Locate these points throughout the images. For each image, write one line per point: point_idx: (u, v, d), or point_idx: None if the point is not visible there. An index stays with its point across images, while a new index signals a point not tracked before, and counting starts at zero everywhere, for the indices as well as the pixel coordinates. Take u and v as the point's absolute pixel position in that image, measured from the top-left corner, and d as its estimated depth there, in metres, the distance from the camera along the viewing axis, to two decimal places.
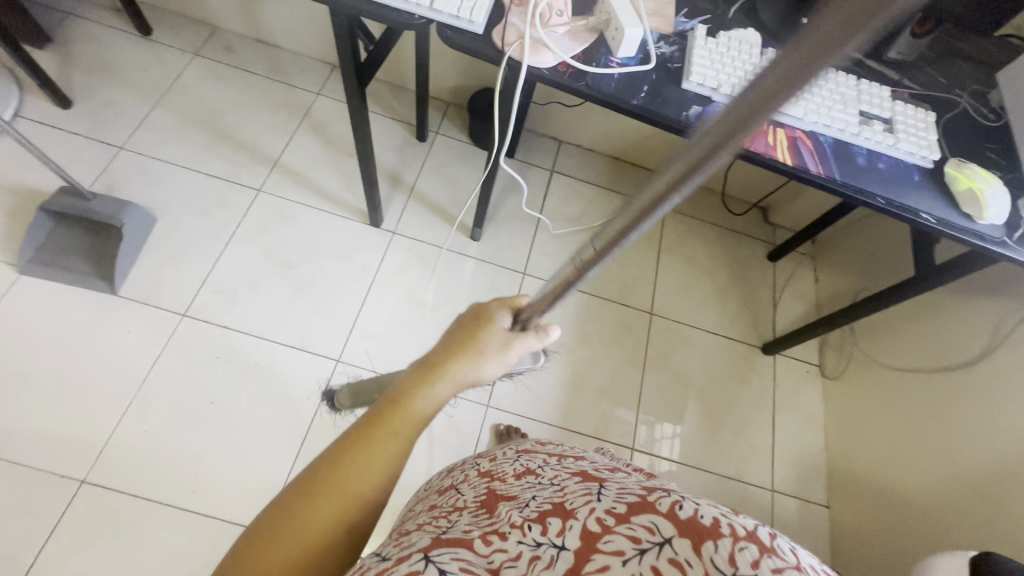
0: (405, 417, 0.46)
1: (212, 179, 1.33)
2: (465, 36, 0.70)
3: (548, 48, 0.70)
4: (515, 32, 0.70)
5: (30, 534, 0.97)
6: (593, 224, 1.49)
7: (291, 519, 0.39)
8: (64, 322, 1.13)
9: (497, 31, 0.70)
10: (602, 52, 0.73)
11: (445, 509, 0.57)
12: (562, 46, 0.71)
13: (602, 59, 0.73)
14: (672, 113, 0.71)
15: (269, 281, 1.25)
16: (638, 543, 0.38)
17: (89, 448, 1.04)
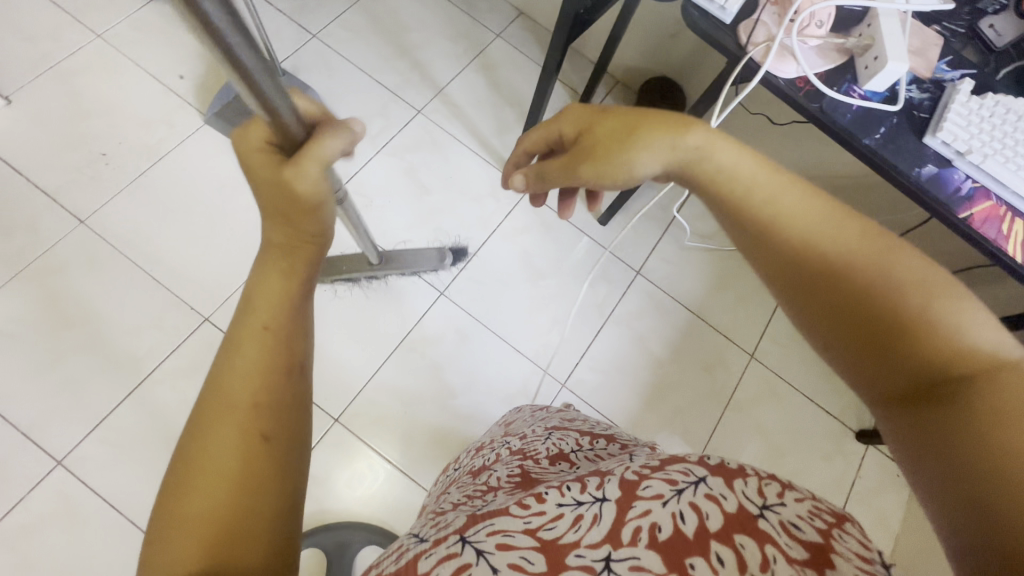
0: (262, 313, 0.41)
1: (382, 90, 1.38)
2: (711, 21, 0.66)
3: (795, 58, 0.65)
4: (765, 32, 0.65)
5: (157, 344, 1.09)
6: (724, 248, 1.41)
7: (201, 456, 0.36)
8: (227, 175, 1.24)
9: (744, 23, 0.66)
10: (846, 78, 0.67)
11: (484, 484, 0.67)
12: (809, 61, 0.66)
13: (844, 87, 0.66)
14: (902, 165, 0.65)
15: (402, 199, 1.30)
16: (674, 482, 0.42)
17: (219, 291, 1.15)
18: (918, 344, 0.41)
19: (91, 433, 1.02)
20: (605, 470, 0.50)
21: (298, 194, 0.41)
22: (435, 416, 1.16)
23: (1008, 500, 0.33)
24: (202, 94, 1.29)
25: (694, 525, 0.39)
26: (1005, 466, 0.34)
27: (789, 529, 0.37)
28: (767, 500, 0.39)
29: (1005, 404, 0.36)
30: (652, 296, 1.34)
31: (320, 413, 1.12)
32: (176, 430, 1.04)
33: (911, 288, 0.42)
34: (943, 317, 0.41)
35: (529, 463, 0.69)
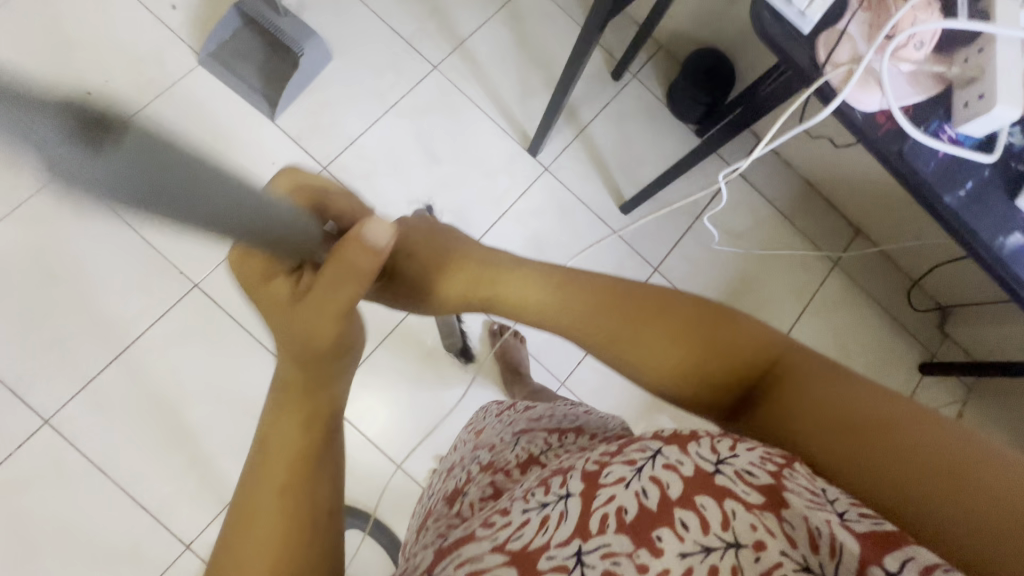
0: (295, 396, 0.41)
1: (395, 38, 1.23)
2: (782, 24, 0.53)
3: (881, 86, 0.53)
4: (849, 49, 0.53)
5: (146, 309, 1.06)
6: (751, 249, 1.31)
7: (234, 552, 0.37)
8: (221, 127, 1.14)
9: (826, 32, 0.53)
10: (937, 114, 0.55)
11: (457, 516, 0.57)
12: (896, 89, 0.54)
13: (933, 125, 0.54)
14: (986, 232, 0.53)
15: (409, 167, 1.19)
16: (632, 462, 0.39)
17: (209, 257, 1.09)
18: (727, 364, 0.46)
19: (81, 394, 1.01)
20: (567, 466, 0.45)
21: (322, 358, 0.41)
22: (426, 404, 1.14)
23: (842, 444, 0.38)
24: (196, 29, 1.16)
25: (655, 501, 0.36)
26: (825, 423, 0.40)
27: (746, 479, 0.36)
28: (721, 455, 0.37)
29: (821, 381, 0.42)
30: None
31: None
32: (164, 398, 1.04)
33: (690, 323, 0.48)
34: (742, 326, 0.46)
35: (500, 479, 0.59)
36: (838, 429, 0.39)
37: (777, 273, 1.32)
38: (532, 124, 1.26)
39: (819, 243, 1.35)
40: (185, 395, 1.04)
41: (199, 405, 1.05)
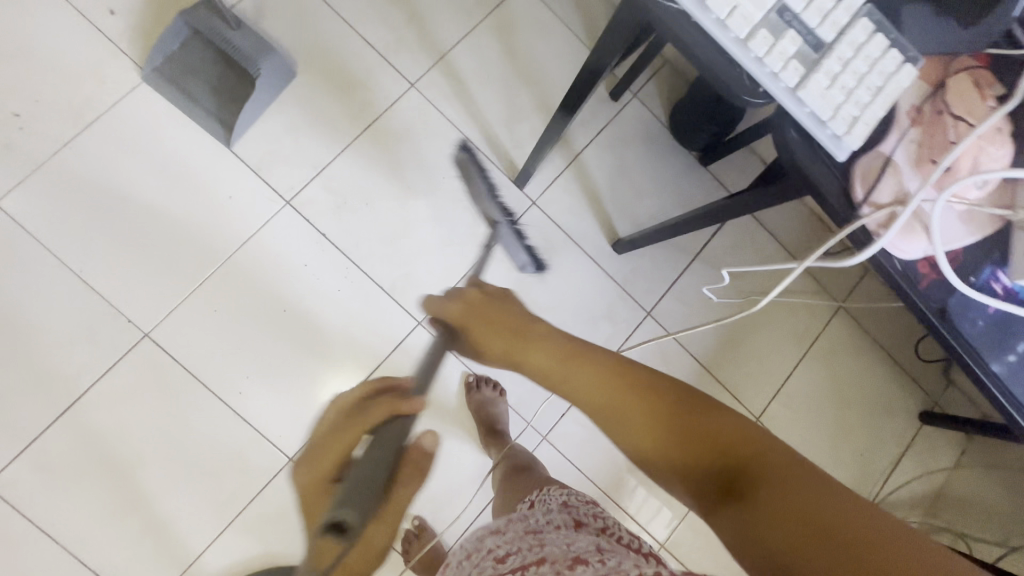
0: None
1: (368, 50, 1.10)
2: (821, 165, 0.59)
3: (930, 235, 0.58)
4: (891, 189, 0.59)
5: (91, 362, 0.97)
6: (751, 292, 1.22)
7: None
8: (172, 156, 1.02)
9: (861, 169, 0.59)
10: (989, 261, 0.61)
11: None
12: (949, 234, 0.60)
13: (983, 274, 0.61)
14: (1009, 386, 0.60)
15: (383, 200, 1.08)
16: None
17: (160, 304, 1.00)
18: (713, 449, 0.45)
19: (22, 455, 0.94)
20: None
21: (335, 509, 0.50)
22: None
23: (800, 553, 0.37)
24: (140, 40, 1.03)
25: None
26: (787, 525, 0.38)
27: None
28: None
29: (808, 488, 0.40)
30: (659, 342, 1.17)
31: (274, 449, 1.02)
32: (114, 459, 0.96)
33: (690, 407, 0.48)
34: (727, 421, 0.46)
35: None
36: (801, 521, 0.38)
37: (778, 316, 1.23)
38: (520, 151, 1.14)
39: (824, 283, 1.26)
40: (138, 455, 0.97)
41: (153, 465, 0.98)
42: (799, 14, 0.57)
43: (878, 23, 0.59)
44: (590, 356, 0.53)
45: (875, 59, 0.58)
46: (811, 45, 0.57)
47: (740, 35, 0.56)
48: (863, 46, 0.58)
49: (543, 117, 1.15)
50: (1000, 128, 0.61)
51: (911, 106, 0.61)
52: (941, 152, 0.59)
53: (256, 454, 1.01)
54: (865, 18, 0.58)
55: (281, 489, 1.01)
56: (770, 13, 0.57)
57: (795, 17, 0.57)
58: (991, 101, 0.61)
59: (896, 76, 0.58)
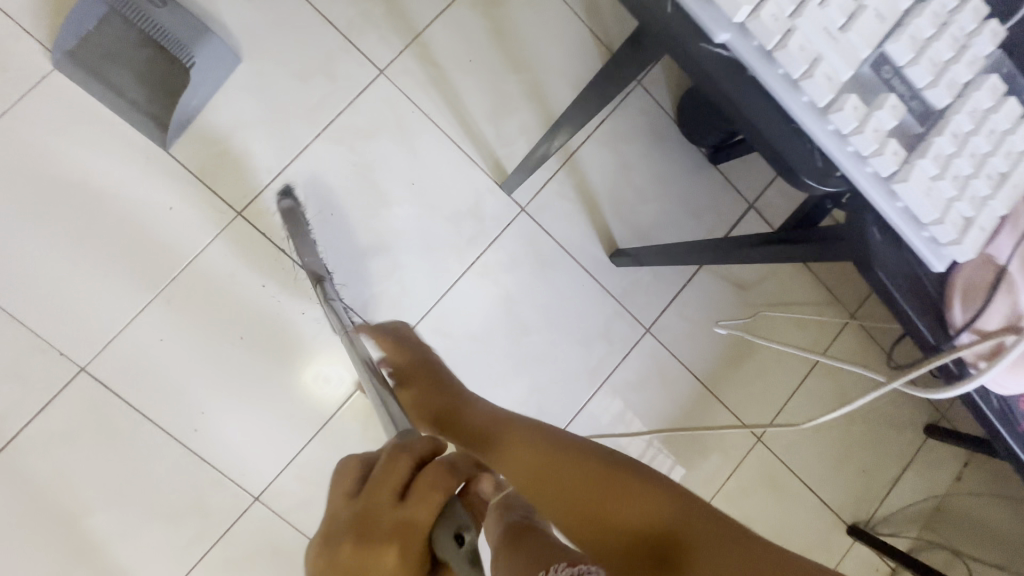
0: None
1: (328, 29, 0.93)
2: (908, 275, 0.48)
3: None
4: (1001, 312, 0.48)
5: (19, 402, 0.85)
6: (760, 304, 1.12)
7: None
8: (99, 160, 0.87)
9: (964, 285, 0.48)
10: None
11: None
12: None
13: None
14: None
15: (350, 209, 0.94)
16: None
17: (96, 334, 0.87)
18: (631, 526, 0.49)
19: None
20: None
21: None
22: None
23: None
24: (50, 19, 0.85)
25: None
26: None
27: None
28: None
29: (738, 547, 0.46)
30: (658, 361, 1.08)
31: (236, 490, 0.92)
32: (53, 507, 0.86)
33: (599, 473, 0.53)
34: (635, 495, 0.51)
35: None
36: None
37: (787, 330, 1.13)
38: (507, 150, 0.99)
39: (836, 294, 1.16)
40: (82, 502, 0.87)
41: (101, 512, 0.88)
42: (902, 68, 0.45)
43: (1006, 77, 0.49)
44: (525, 437, 0.58)
45: (1001, 130, 0.47)
46: (918, 113, 0.45)
47: (823, 99, 0.43)
48: (988, 113, 0.47)
49: (535, 110, 1.00)
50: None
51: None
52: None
53: (216, 497, 0.91)
54: (988, 75, 0.47)
55: (247, 530, 0.92)
56: (864, 69, 0.44)
57: (896, 73, 0.45)
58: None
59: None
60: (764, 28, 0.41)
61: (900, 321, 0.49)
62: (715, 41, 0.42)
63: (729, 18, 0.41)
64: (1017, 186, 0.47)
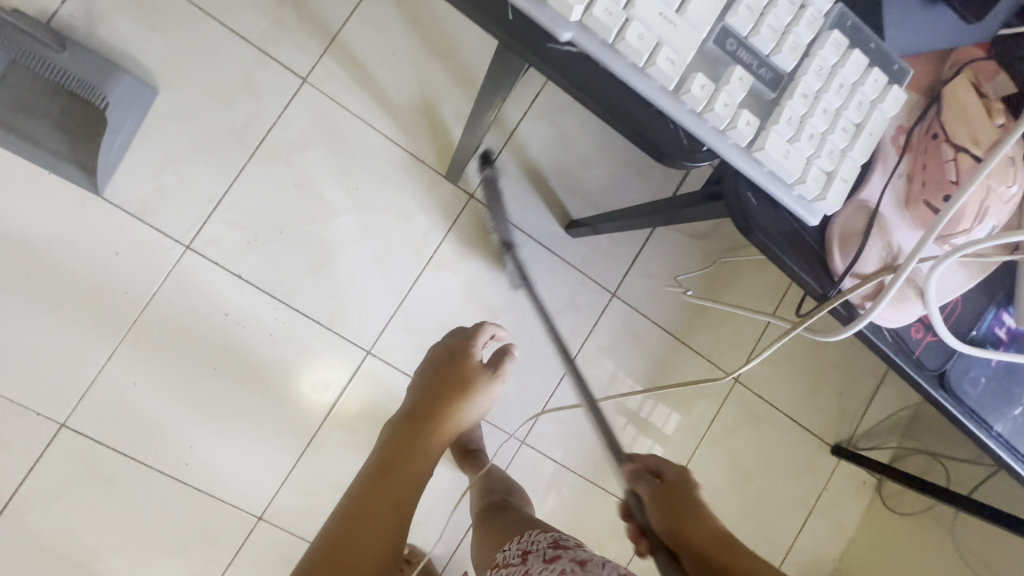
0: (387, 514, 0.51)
1: (242, 45, 0.90)
2: (785, 229, 0.49)
3: (923, 300, 0.48)
4: (877, 255, 0.49)
5: (7, 466, 0.86)
6: (718, 253, 1.14)
7: None
8: (33, 216, 0.86)
9: (839, 234, 0.49)
10: (995, 299, 0.53)
11: None
12: (947, 284, 0.50)
13: (989, 317, 0.53)
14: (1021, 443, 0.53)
15: (298, 223, 0.94)
16: None
17: (69, 388, 0.88)
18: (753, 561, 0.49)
19: None
20: None
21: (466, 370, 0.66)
22: None
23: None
24: None
25: None
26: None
27: None
28: None
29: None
30: (627, 323, 1.11)
31: (239, 512, 0.94)
32: (62, 558, 0.89)
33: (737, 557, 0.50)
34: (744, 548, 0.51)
35: None
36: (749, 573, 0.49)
37: (749, 274, 1.15)
38: (445, 140, 0.99)
39: None
40: (92, 549, 0.90)
41: (112, 555, 0.90)
42: (745, 39, 0.45)
43: (850, 30, 0.48)
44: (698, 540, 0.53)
45: (852, 85, 0.47)
46: (768, 80, 0.46)
47: (670, 85, 0.44)
48: (835, 69, 0.47)
49: (466, 95, 0.99)
50: (1013, 156, 0.49)
51: (899, 131, 0.51)
52: (937, 194, 0.48)
53: (220, 523, 0.94)
54: (833, 30, 0.47)
55: (257, 549, 0.95)
56: (707, 46, 0.45)
57: (739, 44, 0.45)
58: (1001, 119, 0.50)
59: (880, 103, 0.48)
60: (598, 22, 0.42)
61: (786, 276, 0.49)
62: (560, 40, 0.43)
63: (566, 17, 0.42)
64: (877, 137, 0.48)
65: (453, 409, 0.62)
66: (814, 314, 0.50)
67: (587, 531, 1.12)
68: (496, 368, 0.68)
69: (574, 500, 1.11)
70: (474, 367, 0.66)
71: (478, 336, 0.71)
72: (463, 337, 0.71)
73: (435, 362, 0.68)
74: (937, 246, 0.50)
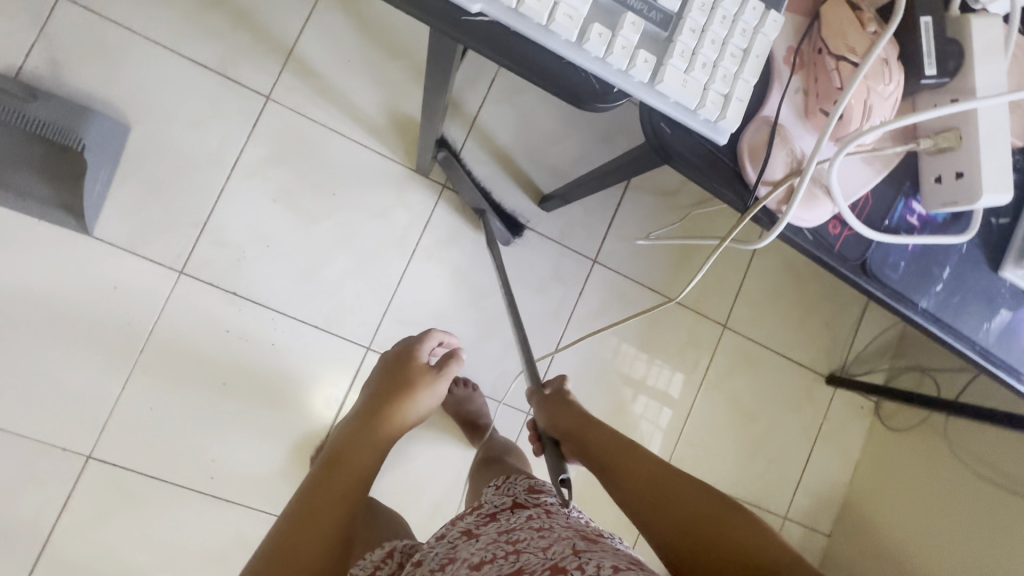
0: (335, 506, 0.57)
1: (203, 73, 0.94)
2: (702, 152, 0.54)
3: (830, 196, 0.53)
4: (783, 161, 0.54)
5: (46, 500, 0.92)
6: (689, 207, 1.18)
7: None
8: (30, 263, 0.90)
9: (747, 146, 0.54)
10: (904, 189, 0.58)
11: None
12: (846, 182, 0.55)
13: (900, 206, 0.58)
14: (957, 317, 0.58)
15: (282, 236, 0.98)
16: None
17: (90, 420, 0.92)
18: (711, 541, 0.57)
19: None
20: None
21: (415, 371, 0.73)
22: (397, 486, 1.05)
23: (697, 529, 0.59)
24: None
25: None
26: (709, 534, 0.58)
27: None
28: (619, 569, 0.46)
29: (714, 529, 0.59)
30: (612, 286, 1.15)
31: (269, 516, 0.99)
32: None
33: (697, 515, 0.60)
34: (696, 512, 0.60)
35: None
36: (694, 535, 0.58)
37: (721, 223, 1.19)
38: (410, 136, 1.03)
39: None
40: (135, 569, 0.94)
41: (155, 572, 0.95)
42: None
43: None
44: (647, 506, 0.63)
45: (733, 16, 0.51)
46: (659, 21, 0.50)
47: (572, 37, 0.48)
48: (717, 3, 0.51)
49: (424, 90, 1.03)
50: (886, 57, 0.52)
51: (789, 51, 0.55)
52: (828, 100, 0.52)
53: (252, 529, 0.99)
54: None
55: None
56: None
57: None
58: (873, 27, 0.52)
59: (760, 29, 0.51)
60: None
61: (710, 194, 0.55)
62: (472, 11, 0.47)
63: None
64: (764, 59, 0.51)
65: (398, 410, 0.68)
66: (740, 223, 0.55)
67: (603, 488, 1.17)
68: (445, 369, 0.74)
69: (586, 461, 1.16)
70: (422, 369, 0.73)
71: (427, 339, 0.77)
72: (417, 337, 0.78)
73: (388, 367, 0.74)
74: (832, 147, 0.54)
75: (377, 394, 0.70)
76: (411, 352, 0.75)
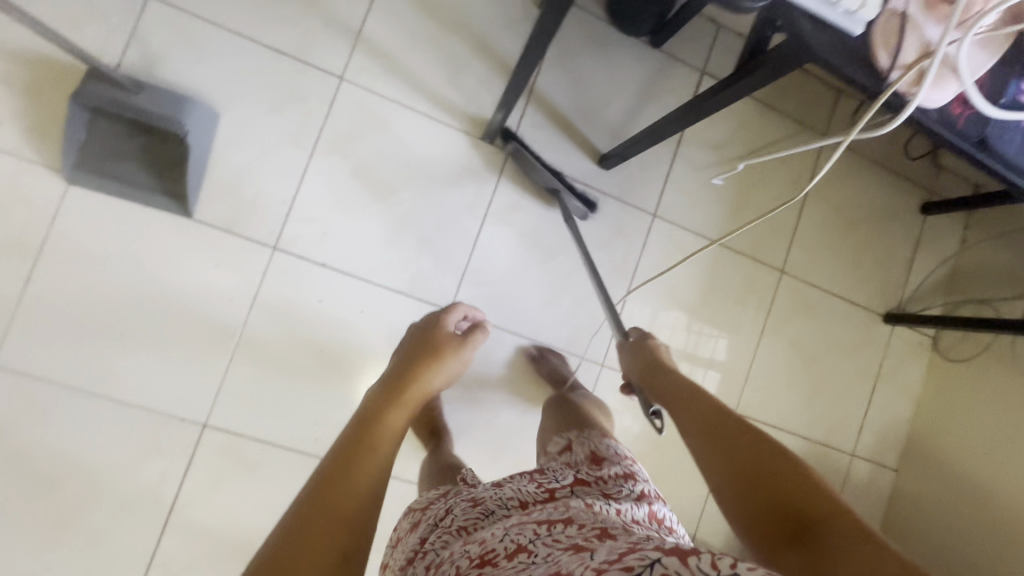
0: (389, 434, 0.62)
1: (281, 59, 1.00)
2: (835, 42, 0.57)
3: (958, 76, 0.56)
4: (915, 46, 0.56)
5: (166, 470, 0.98)
6: (741, 157, 1.21)
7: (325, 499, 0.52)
8: (138, 247, 0.96)
9: (879, 34, 0.56)
10: (1012, 72, 0.60)
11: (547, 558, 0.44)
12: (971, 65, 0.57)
13: (1010, 88, 0.60)
14: None
15: (363, 209, 1.04)
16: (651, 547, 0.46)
17: (203, 391, 0.99)
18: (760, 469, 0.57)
19: (150, 573, 0.97)
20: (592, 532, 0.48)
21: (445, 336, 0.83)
22: (484, 441, 1.10)
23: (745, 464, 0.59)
24: (47, 142, 0.93)
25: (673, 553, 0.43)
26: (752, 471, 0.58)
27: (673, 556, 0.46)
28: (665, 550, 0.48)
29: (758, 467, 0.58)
30: (672, 239, 1.19)
31: None
32: (230, 542, 1.00)
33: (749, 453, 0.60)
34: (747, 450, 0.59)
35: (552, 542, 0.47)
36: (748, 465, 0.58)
37: (773, 170, 1.23)
38: (475, 106, 1.07)
39: (807, 123, 1.23)
40: (253, 529, 1.01)
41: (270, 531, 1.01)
42: None
43: None
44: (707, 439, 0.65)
45: None
46: None
47: None
48: None
49: (484, 60, 1.07)
50: None
51: None
52: None
53: None
54: None
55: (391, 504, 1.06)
56: None
57: None
58: None
59: None
60: None
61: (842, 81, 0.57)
62: None
63: None
64: None
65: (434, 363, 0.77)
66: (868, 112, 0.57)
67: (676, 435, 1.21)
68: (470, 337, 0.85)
69: None
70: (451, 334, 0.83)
71: (454, 312, 0.89)
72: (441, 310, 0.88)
73: (418, 335, 0.83)
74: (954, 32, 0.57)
75: (406, 359, 0.77)
76: (439, 320, 0.86)
